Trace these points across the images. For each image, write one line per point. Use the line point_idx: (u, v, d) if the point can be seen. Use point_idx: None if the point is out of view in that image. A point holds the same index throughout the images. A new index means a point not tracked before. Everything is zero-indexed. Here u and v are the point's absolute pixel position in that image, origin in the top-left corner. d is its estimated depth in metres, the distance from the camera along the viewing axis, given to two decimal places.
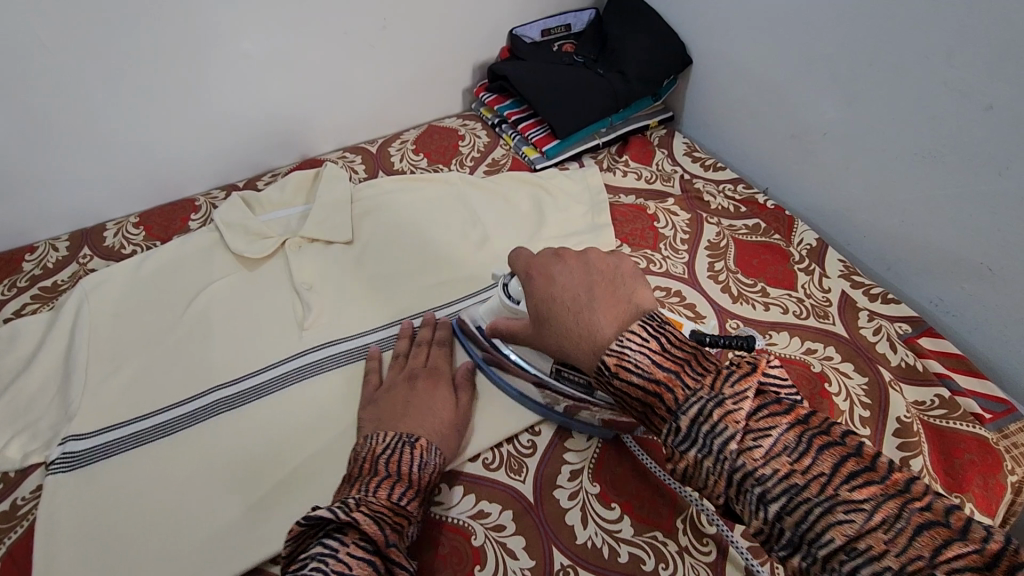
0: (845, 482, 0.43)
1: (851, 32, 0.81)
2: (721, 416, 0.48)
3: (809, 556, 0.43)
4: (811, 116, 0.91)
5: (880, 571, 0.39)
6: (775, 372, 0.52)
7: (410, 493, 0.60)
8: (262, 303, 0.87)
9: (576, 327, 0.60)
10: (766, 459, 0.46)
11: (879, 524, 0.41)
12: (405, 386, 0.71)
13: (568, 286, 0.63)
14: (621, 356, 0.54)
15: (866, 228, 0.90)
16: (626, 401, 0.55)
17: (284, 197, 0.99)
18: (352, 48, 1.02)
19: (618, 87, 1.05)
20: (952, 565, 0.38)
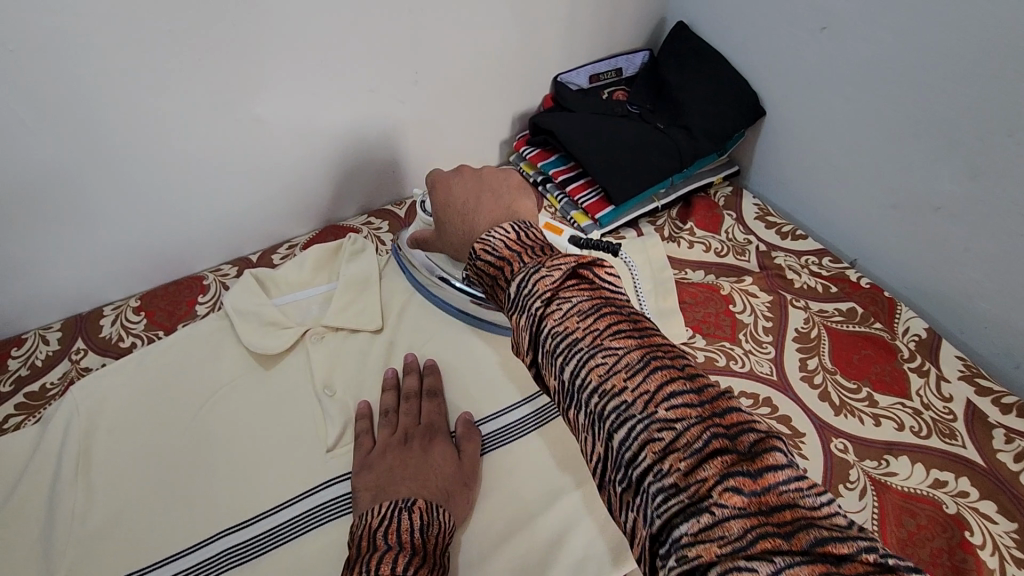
0: (612, 334, 0.43)
1: (983, 96, 0.67)
2: (534, 280, 0.47)
3: (578, 404, 0.43)
4: (920, 187, 0.77)
5: (621, 406, 0.39)
6: (611, 278, 0.49)
7: (417, 561, 0.50)
8: (281, 412, 0.74)
9: (462, 224, 0.70)
10: (559, 316, 0.45)
11: (625, 368, 0.41)
12: (399, 449, 0.65)
13: (459, 194, 0.71)
14: (486, 244, 0.56)
15: (988, 319, 0.76)
16: (484, 281, 0.56)
17: (303, 276, 0.87)
18: (378, 106, 0.90)
19: (682, 145, 0.93)
20: (674, 402, 0.38)
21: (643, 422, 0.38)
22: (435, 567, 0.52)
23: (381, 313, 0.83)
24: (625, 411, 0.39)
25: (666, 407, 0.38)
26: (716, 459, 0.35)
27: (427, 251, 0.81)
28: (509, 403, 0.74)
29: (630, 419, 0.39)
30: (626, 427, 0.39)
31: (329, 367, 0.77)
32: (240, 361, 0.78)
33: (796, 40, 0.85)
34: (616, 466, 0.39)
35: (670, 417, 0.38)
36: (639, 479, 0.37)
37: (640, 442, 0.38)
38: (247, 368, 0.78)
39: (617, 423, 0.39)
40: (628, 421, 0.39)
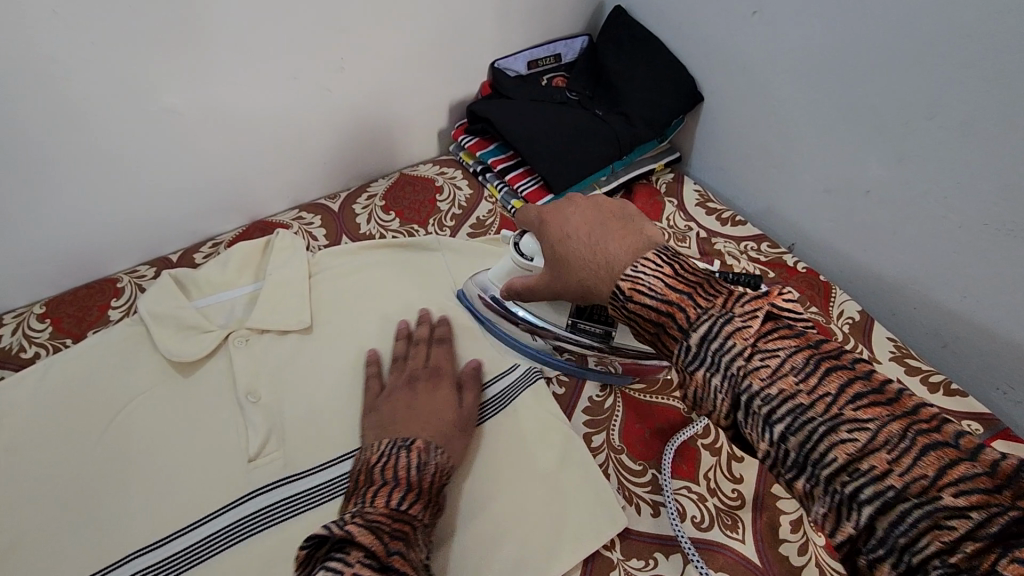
0: (851, 401, 0.43)
1: (907, 81, 0.68)
2: (729, 333, 0.48)
3: (813, 476, 0.43)
4: (851, 171, 0.77)
5: (882, 489, 0.40)
6: (788, 304, 0.51)
7: (412, 498, 0.54)
8: (200, 421, 0.69)
9: (596, 262, 0.59)
10: (773, 379, 0.46)
11: (883, 443, 0.41)
12: (407, 389, 0.66)
13: (579, 226, 0.63)
14: (636, 282, 0.54)
15: (916, 301, 0.77)
16: (639, 325, 0.55)
17: (225, 276, 0.81)
18: (303, 94, 0.85)
19: (620, 131, 0.92)
20: (957, 486, 0.38)
21: (921, 506, 0.39)
22: (434, 501, 0.56)
23: (310, 311, 0.79)
24: (891, 494, 0.40)
25: (950, 491, 0.38)
26: (926, 452, 0.40)
27: (525, 299, 0.70)
28: None
29: (897, 502, 0.39)
30: (895, 509, 0.39)
31: (251, 370, 0.73)
32: (155, 369, 0.73)
33: (730, 25, 0.84)
34: (876, 547, 0.40)
35: (858, 417, 0.43)
36: (920, 563, 0.38)
37: (830, 444, 0.43)
38: (164, 377, 0.73)
39: (882, 505, 0.40)
40: (897, 505, 0.39)
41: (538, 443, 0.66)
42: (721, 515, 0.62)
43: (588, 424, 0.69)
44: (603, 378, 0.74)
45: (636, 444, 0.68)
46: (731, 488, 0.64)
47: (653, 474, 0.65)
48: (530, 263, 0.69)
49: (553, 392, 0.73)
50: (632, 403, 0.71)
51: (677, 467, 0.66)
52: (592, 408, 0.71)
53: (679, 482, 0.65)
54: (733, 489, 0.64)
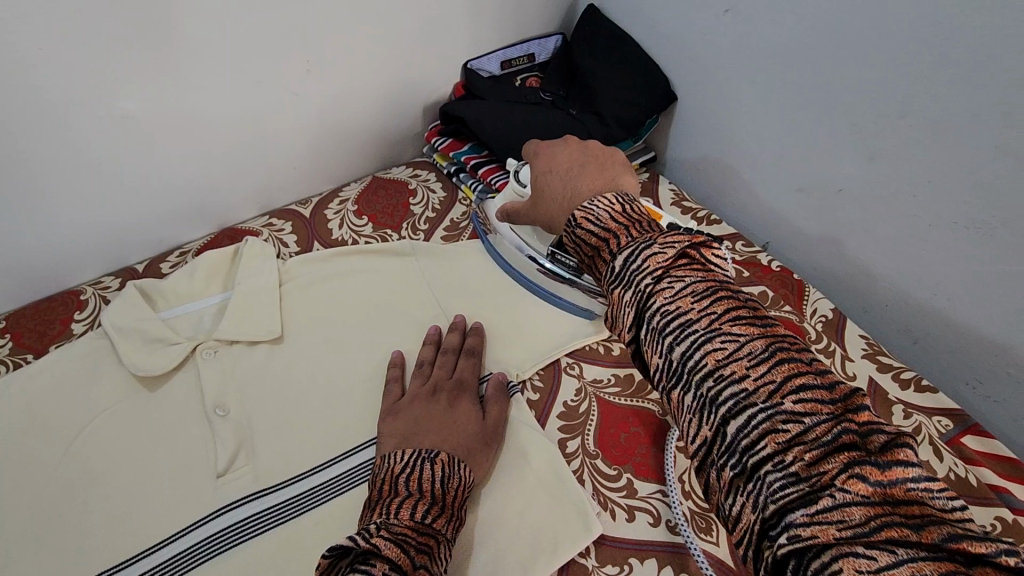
0: (731, 319, 0.45)
1: (875, 80, 0.68)
2: (646, 257, 0.50)
3: (686, 384, 0.45)
4: (822, 169, 0.78)
5: (739, 395, 0.42)
6: (716, 256, 0.52)
7: (436, 510, 0.53)
8: (167, 437, 0.68)
9: (564, 195, 0.67)
10: (674, 298, 0.48)
11: (747, 355, 0.43)
12: (428, 400, 0.66)
13: (563, 162, 0.69)
14: (588, 213, 0.59)
15: (888, 298, 0.78)
16: (581, 250, 0.60)
17: (193, 286, 0.80)
18: (272, 98, 0.83)
19: (594, 131, 0.91)
20: (799, 394, 0.41)
21: (765, 411, 0.41)
22: (456, 513, 0.56)
23: (281, 322, 0.77)
24: (742, 398, 0.42)
25: (792, 399, 0.41)
26: (842, 451, 0.38)
27: (513, 223, 0.78)
28: None
29: (748, 407, 0.41)
30: (745, 414, 0.41)
31: (220, 383, 0.71)
32: (121, 384, 0.71)
33: (702, 24, 0.84)
34: (722, 451, 0.42)
35: (797, 410, 0.40)
36: (754, 466, 0.40)
37: (762, 432, 0.40)
38: (131, 392, 0.71)
39: (733, 409, 0.42)
40: (746, 410, 0.41)
41: (512, 450, 0.66)
42: (695, 518, 0.62)
43: (563, 429, 0.69)
44: (578, 382, 0.73)
45: (611, 448, 0.67)
46: (705, 491, 0.64)
47: (628, 479, 0.65)
48: (522, 191, 0.76)
49: (528, 398, 0.72)
50: (607, 407, 0.71)
51: (652, 471, 0.66)
52: (567, 413, 0.70)
53: (653, 485, 0.65)
54: (707, 492, 0.64)
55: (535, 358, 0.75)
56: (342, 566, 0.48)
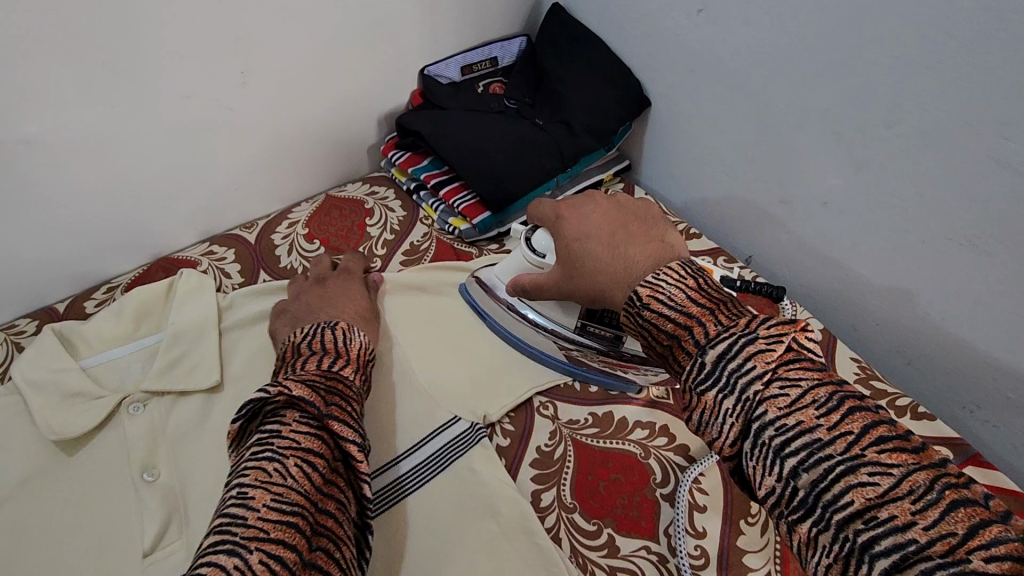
0: (876, 444, 0.38)
1: (862, 86, 0.62)
2: (749, 354, 0.43)
3: (822, 522, 0.38)
4: (806, 182, 0.72)
5: (903, 544, 0.35)
6: (812, 343, 0.46)
7: (341, 362, 0.58)
8: (86, 510, 0.59)
9: (616, 264, 0.58)
10: (790, 409, 0.41)
11: (907, 493, 0.36)
12: (318, 286, 0.72)
13: (600, 226, 0.62)
14: (655, 289, 0.52)
15: (879, 318, 0.73)
16: (651, 335, 0.51)
17: (120, 329, 0.71)
18: (200, 116, 0.74)
19: (563, 143, 0.85)
20: (989, 550, 0.33)
21: (947, 571, 0.34)
22: (361, 370, 0.60)
23: (222, 367, 0.69)
24: (912, 551, 0.35)
25: (982, 555, 0.33)
26: None
27: (531, 297, 0.68)
28: (394, 454, 0.63)
29: (919, 561, 0.34)
30: (916, 572, 0.34)
31: (149, 443, 0.63)
32: (33, 447, 0.62)
33: (674, 24, 0.78)
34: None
35: (992, 573, 0.33)
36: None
37: None
38: (44, 456, 0.62)
39: (900, 562, 0.35)
40: (917, 564, 0.34)
41: (480, 509, 0.59)
42: None
43: (536, 479, 0.63)
44: (553, 423, 0.67)
45: (590, 500, 0.61)
46: (694, 544, 0.58)
47: (609, 535, 0.59)
48: (542, 260, 0.66)
49: (498, 445, 0.65)
50: (585, 452, 0.64)
51: (635, 524, 0.60)
52: (541, 460, 0.64)
53: (638, 541, 0.59)
54: (697, 546, 0.58)
55: (503, 399, 0.68)
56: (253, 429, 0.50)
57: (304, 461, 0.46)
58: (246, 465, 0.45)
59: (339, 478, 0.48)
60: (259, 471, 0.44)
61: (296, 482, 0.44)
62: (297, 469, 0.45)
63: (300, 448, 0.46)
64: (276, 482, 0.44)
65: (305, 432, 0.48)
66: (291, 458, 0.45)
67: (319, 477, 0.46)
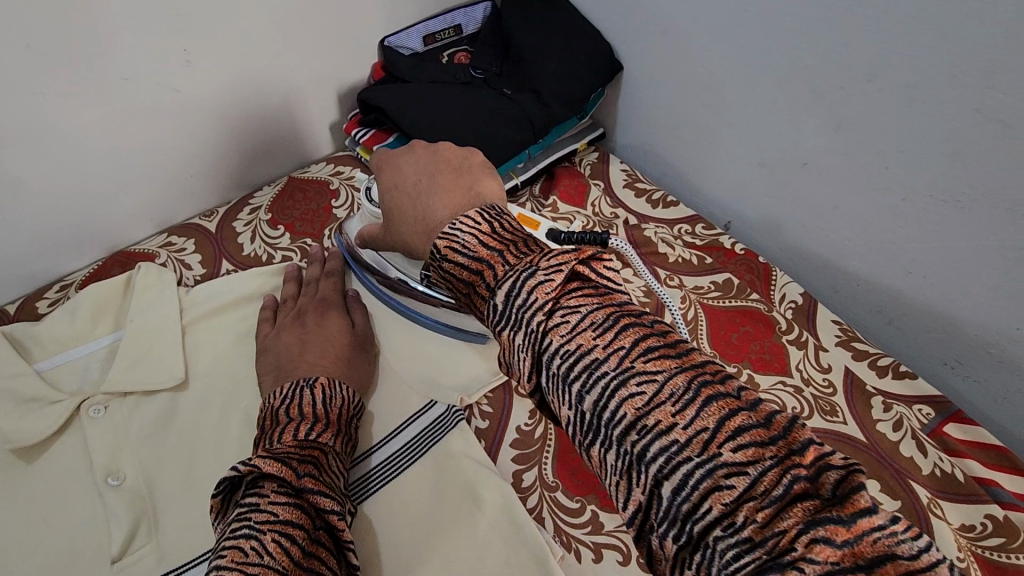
0: (643, 354, 0.38)
1: (841, 37, 0.60)
2: (529, 286, 0.42)
3: (606, 440, 0.38)
4: (784, 141, 0.70)
5: (667, 446, 0.35)
6: (606, 265, 0.45)
7: (320, 427, 0.54)
8: (48, 519, 0.57)
9: (415, 214, 0.58)
10: (571, 335, 0.40)
11: (669, 397, 0.36)
12: (292, 325, 0.66)
13: (409, 175, 0.61)
14: (451, 240, 0.49)
15: (858, 279, 0.72)
16: (454, 286, 0.49)
17: (73, 329, 0.67)
18: (142, 100, 0.70)
19: (532, 112, 0.81)
20: (734, 439, 0.34)
21: (702, 466, 0.34)
22: (343, 431, 0.57)
23: (185, 365, 0.66)
24: (675, 453, 0.35)
25: (729, 447, 0.34)
26: (795, 505, 0.32)
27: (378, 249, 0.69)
28: (374, 442, 0.61)
29: (680, 463, 0.34)
30: (678, 474, 0.34)
31: (112, 445, 0.60)
32: None
33: None
34: (660, 518, 0.35)
35: (737, 458, 0.33)
36: (701, 533, 0.33)
37: (703, 491, 0.33)
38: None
39: (665, 468, 0.35)
40: (679, 465, 0.34)
41: (461, 495, 0.58)
42: None
43: (517, 460, 0.61)
44: (533, 402, 0.65)
45: (572, 477, 0.60)
46: None
47: (593, 512, 0.58)
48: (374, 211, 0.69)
49: (476, 427, 0.64)
50: (565, 430, 0.63)
51: None
52: (521, 440, 0.63)
53: (622, 516, 0.58)
54: None
55: (479, 378, 0.66)
56: (237, 498, 0.48)
57: (281, 534, 0.43)
58: (223, 544, 0.42)
59: (323, 548, 0.45)
60: (236, 550, 0.41)
61: (275, 559, 0.41)
62: (275, 543, 0.42)
63: (277, 521, 0.44)
64: (252, 562, 0.40)
65: (283, 503, 0.45)
66: (269, 535, 0.42)
67: (298, 550, 0.43)
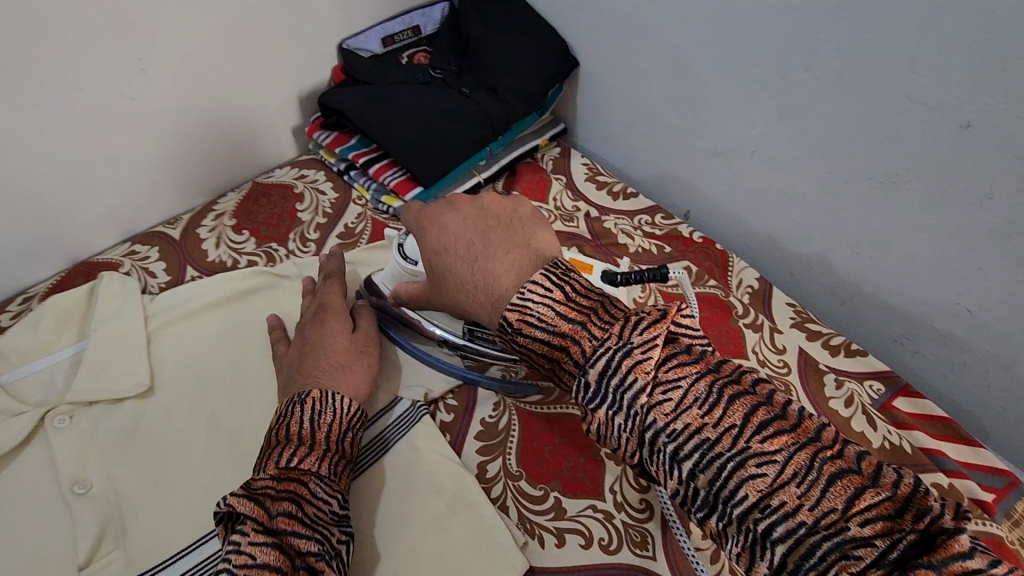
0: (757, 433, 0.39)
1: (776, 28, 0.62)
2: (629, 366, 0.42)
3: (724, 517, 0.39)
4: (732, 131, 0.72)
5: (794, 528, 0.36)
6: (687, 321, 0.45)
7: (305, 451, 0.51)
8: (15, 529, 0.57)
9: (473, 283, 0.53)
10: (676, 413, 0.40)
11: (791, 477, 0.37)
12: (298, 339, 0.64)
13: (462, 235, 0.56)
14: (525, 311, 0.47)
15: (810, 262, 0.74)
16: (532, 356, 0.49)
17: (36, 341, 0.67)
18: (97, 110, 0.70)
19: (491, 110, 0.82)
20: (863, 514, 0.35)
21: (830, 539, 0.35)
22: (337, 447, 0.54)
23: (150, 371, 0.67)
24: (802, 533, 0.36)
25: (858, 521, 0.35)
26: (920, 566, 0.34)
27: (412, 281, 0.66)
28: None
29: (809, 539, 0.36)
30: (809, 550, 0.36)
31: (79, 454, 0.61)
32: None
33: None
34: None
35: (863, 531, 0.35)
36: None
37: (831, 562, 0.35)
38: None
39: (795, 544, 0.36)
40: (808, 541, 0.36)
41: (424, 488, 0.59)
42: (629, 532, 0.57)
43: (481, 451, 0.63)
44: (497, 394, 0.67)
45: (535, 465, 0.61)
46: (638, 498, 0.59)
47: (555, 498, 0.59)
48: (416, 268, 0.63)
49: (442, 421, 0.65)
50: (529, 420, 0.65)
51: (581, 485, 0.60)
52: (485, 431, 0.64)
53: (584, 501, 0.59)
54: (640, 500, 0.59)
55: (445, 373, 0.68)
56: None
57: None
58: None
59: None
60: None
61: None
62: None
63: (254, 565, 0.43)
64: None
65: (259, 544, 0.45)
66: None
67: None
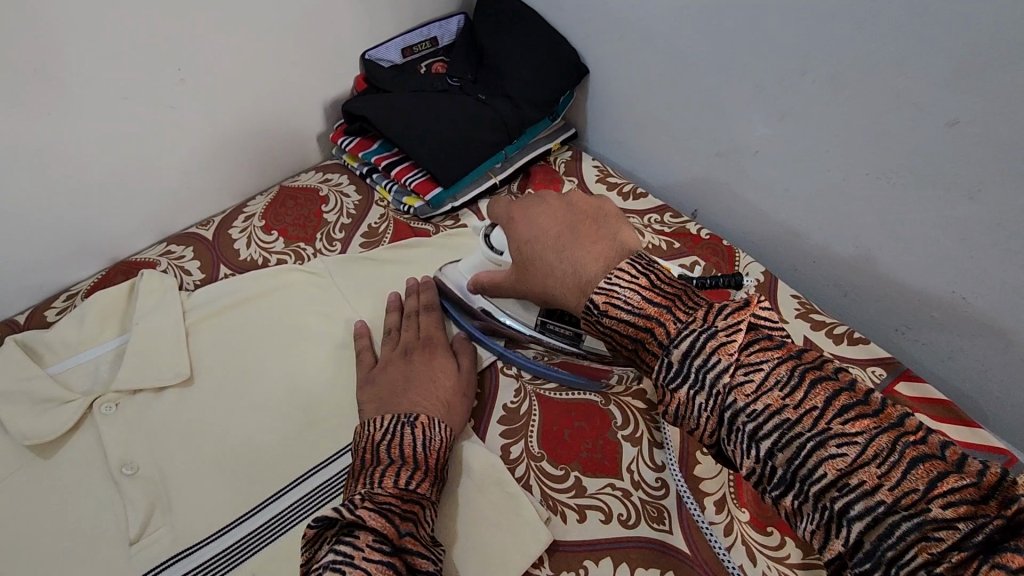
0: (745, 346, 0.43)
1: (774, 36, 0.66)
2: (701, 337, 0.43)
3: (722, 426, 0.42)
4: (735, 132, 0.76)
5: (780, 424, 0.39)
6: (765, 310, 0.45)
7: (420, 475, 0.54)
8: (67, 508, 0.61)
9: (561, 270, 0.54)
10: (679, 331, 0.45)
11: (774, 383, 0.41)
12: (400, 362, 0.67)
13: (548, 229, 0.58)
14: (610, 294, 0.49)
15: (814, 256, 0.78)
16: (614, 338, 0.50)
17: (81, 335, 0.71)
18: (139, 118, 0.75)
19: (507, 115, 0.87)
20: (842, 414, 0.38)
21: (813, 438, 0.38)
22: (437, 474, 0.57)
23: (190, 361, 0.71)
24: (788, 430, 0.39)
25: (838, 421, 0.38)
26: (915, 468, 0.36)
27: (492, 296, 0.67)
28: None
29: (795, 439, 0.39)
30: (793, 447, 0.39)
31: (125, 439, 0.64)
32: (5, 454, 0.63)
33: None
34: (779, 485, 0.40)
35: (845, 430, 0.38)
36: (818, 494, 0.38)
37: (816, 459, 0.38)
38: (19, 463, 0.63)
39: (781, 442, 0.39)
40: (794, 441, 0.39)
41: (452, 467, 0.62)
42: (646, 508, 0.61)
43: (504, 434, 0.66)
44: (518, 381, 0.71)
45: (555, 447, 0.65)
46: (653, 477, 0.63)
47: (575, 477, 0.63)
48: (501, 258, 0.66)
49: None
50: (549, 406, 0.68)
51: (600, 466, 0.63)
52: (507, 416, 0.68)
53: (602, 480, 0.63)
54: (656, 478, 0.63)
55: None
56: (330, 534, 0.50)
57: None
58: None
59: None
60: None
61: None
62: None
63: None
64: None
65: (377, 560, 0.46)
66: None
67: None
